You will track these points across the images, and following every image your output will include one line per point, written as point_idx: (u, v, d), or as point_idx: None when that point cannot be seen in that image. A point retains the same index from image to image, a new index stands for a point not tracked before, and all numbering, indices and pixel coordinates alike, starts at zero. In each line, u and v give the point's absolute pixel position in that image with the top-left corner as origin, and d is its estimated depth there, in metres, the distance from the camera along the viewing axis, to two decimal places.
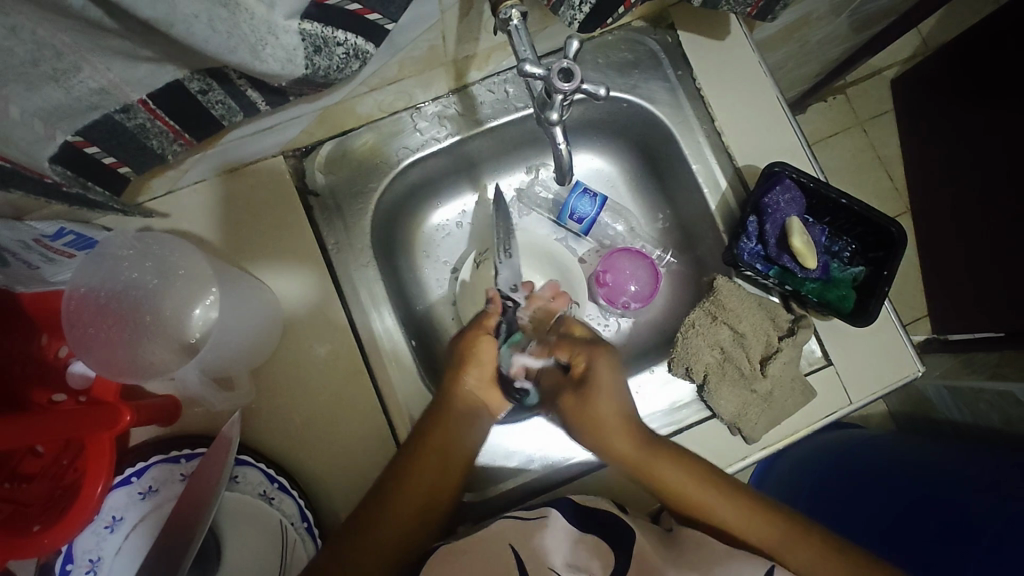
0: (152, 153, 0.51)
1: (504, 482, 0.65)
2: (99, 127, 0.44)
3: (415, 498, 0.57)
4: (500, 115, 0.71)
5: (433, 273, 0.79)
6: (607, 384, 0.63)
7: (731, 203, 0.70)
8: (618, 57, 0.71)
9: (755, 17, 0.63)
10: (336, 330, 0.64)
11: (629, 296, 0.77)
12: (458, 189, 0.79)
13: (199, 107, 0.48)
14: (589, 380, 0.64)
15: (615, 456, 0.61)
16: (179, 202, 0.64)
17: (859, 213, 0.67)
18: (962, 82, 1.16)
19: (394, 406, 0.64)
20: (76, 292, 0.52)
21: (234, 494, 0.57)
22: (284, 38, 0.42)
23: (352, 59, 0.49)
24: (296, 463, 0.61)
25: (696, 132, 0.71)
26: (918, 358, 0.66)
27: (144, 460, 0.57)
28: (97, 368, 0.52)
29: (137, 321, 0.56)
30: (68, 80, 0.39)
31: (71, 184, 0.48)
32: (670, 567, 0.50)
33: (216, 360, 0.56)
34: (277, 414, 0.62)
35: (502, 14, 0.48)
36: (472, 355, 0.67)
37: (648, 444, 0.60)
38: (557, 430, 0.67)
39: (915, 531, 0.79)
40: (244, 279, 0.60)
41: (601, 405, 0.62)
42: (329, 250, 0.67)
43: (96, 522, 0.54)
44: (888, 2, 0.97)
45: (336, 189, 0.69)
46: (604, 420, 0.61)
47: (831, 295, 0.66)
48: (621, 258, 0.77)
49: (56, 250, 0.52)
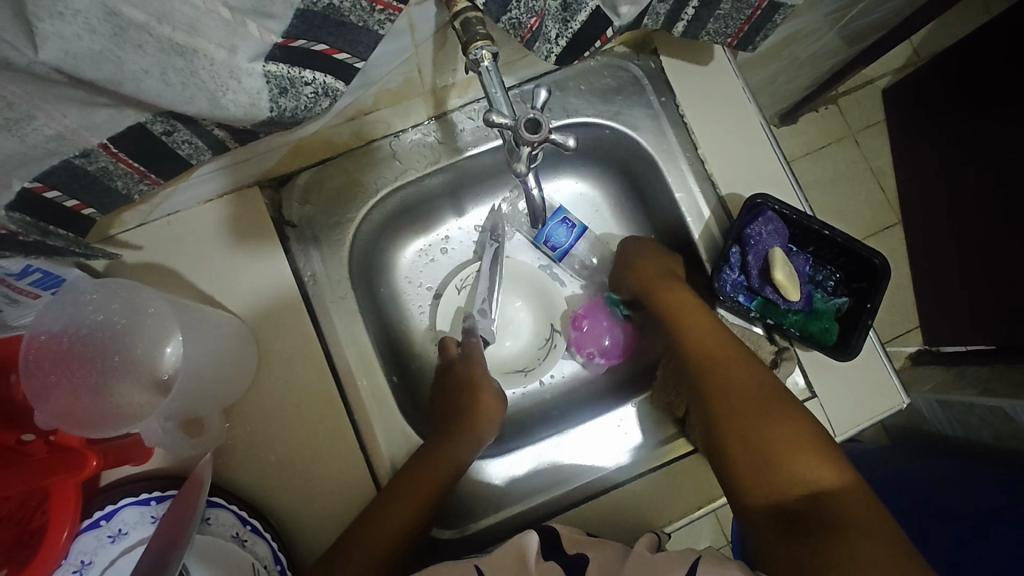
0: (117, 194, 0.50)
1: (487, 516, 0.64)
2: (58, 172, 0.43)
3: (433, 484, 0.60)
4: (481, 142, 0.70)
5: (415, 299, 0.78)
6: (651, 251, 0.72)
7: (715, 233, 0.69)
8: (601, 83, 0.70)
9: (736, 47, 0.62)
10: (314, 364, 0.63)
11: (598, 349, 0.76)
12: (440, 215, 0.78)
13: (165, 148, 0.47)
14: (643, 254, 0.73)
15: (638, 277, 0.71)
16: (152, 233, 0.63)
17: (841, 243, 0.66)
18: (954, 93, 1.15)
19: (373, 442, 0.63)
20: (36, 339, 0.50)
21: (205, 537, 0.55)
22: (248, 82, 0.40)
23: (321, 98, 0.48)
24: (270, 503, 0.60)
25: (679, 159, 0.70)
26: (903, 389, 0.66)
27: (113, 503, 0.55)
28: (53, 420, 0.49)
29: (104, 364, 0.53)
30: (22, 129, 0.38)
31: (28, 232, 0.46)
32: None
33: (184, 404, 0.55)
34: (249, 453, 0.61)
35: (472, 55, 0.46)
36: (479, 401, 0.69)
37: (664, 287, 0.68)
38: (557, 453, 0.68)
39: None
40: (210, 314, 0.60)
41: (643, 257, 0.71)
42: (306, 281, 0.66)
43: (63, 568, 0.52)
44: (876, 18, 0.97)
45: (314, 219, 0.67)
46: (642, 259, 0.71)
47: (813, 328, 0.65)
48: (603, 312, 0.77)
49: (21, 290, 0.51)
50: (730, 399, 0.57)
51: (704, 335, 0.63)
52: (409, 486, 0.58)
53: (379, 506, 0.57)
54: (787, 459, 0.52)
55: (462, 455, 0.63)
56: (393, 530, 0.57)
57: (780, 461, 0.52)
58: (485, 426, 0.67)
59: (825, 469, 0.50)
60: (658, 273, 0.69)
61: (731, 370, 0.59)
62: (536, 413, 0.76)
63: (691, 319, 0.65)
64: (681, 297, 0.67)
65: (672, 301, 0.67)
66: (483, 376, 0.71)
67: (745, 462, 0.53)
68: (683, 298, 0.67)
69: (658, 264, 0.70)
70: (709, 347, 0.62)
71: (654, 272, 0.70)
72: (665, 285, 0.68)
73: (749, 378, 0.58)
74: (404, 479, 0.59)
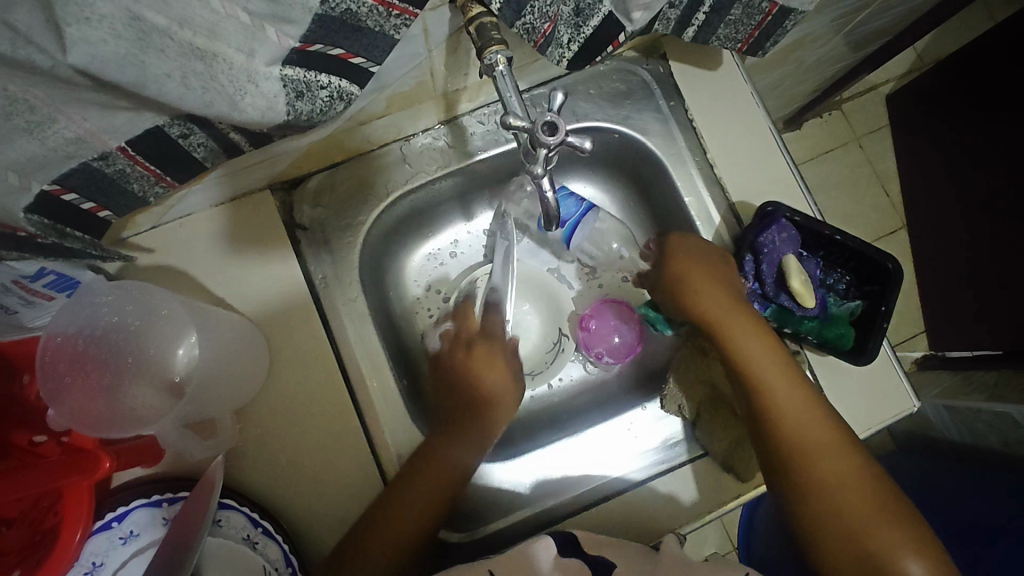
0: (133, 196, 0.51)
1: (497, 519, 0.64)
2: (76, 174, 0.44)
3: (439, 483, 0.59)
4: (490, 146, 0.70)
5: (424, 303, 0.78)
6: (710, 271, 0.65)
7: (725, 238, 0.69)
8: (611, 87, 0.71)
9: (746, 53, 0.62)
10: (325, 367, 0.63)
11: (605, 348, 0.76)
12: (449, 219, 0.78)
13: (181, 151, 0.47)
14: (680, 254, 0.67)
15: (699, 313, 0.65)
16: (166, 236, 0.63)
17: (854, 249, 0.66)
18: (960, 98, 1.15)
19: (383, 446, 0.63)
20: (51, 341, 0.50)
21: (216, 540, 0.55)
22: (265, 86, 0.41)
23: (337, 101, 0.48)
24: (281, 505, 0.60)
25: (688, 163, 0.70)
26: (914, 393, 0.65)
27: (124, 505, 0.55)
28: (65, 420, 0.49)
29: (118, 366, 0.54)
30: (43, 132, 0.38)
31: (47, 235, 0.47)
32: None
33: (197, 405, 0.55)
34: (260, 456, 0.61)
35: (486, 59, 0.46)
36: (482, 382, 0.68)
37: (738, 332, 0.62)
38: (566, 457, 0.68)
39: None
40: (224, 317, 0.60)
41: (688, 271, 0.66)
42: (317, 284, 0.66)
43: (74, 569, 0.53)
44: (881, 24, 0.97)
45: (325, 223, 0.68)
46: (695, 281, 0.65)
47: (829, 333, 0.64)
48: (608, 310, 0.78)
49: (36, 292, 0.51)
50: (823, 481, 0.55)
51: (778, 380, 0.59)
52: (413, 486, 0.58)
53: (385, 506, 0.57)
54: (884, 553, 0.51)
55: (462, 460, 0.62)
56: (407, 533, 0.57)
57: (882, 558, 0.51)
58: (489, 411, 0.66)
59: (906, 534, 0.52)
60: (717, 306, 0.64)
61: (804, 422, 0.57)
62: (544, 417, 0.76)
63: (758, 356, 0.61)
64: (762, 346, 0.62)
65: (753, 351, 0.61)
66: (495, 360, 0.70)
67: (840, 554, 0.53)
68: (764, 346, 0.61)
69: (716, 294, 0.65)
70: (802, 414, 0.58)
71: (722, 310, 0.64)
72: (734, 326, 0.63)
73: (844, 459, 0.56)
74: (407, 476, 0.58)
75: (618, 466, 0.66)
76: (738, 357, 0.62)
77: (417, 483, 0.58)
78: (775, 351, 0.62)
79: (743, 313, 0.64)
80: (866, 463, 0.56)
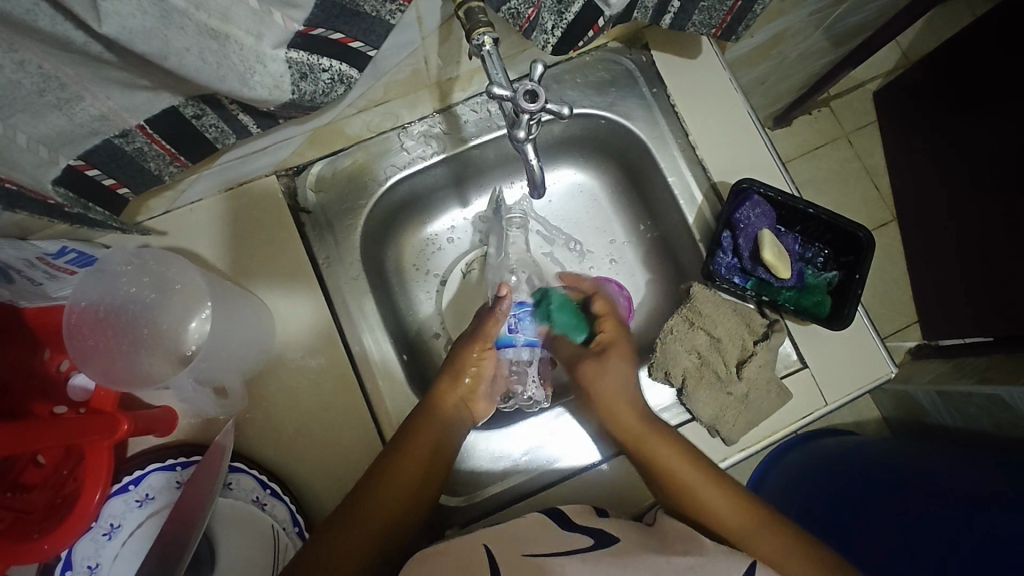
0: (149, 175, 0.54)
1: (493, 485, 0.67)
2: (99, 152, 0.47)
3: (411, 478, 0.59)
4: (483, 133, 0.74)
5: (423, 286, 0.82)
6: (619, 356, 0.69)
7: (707, 216, 0.73)
8: (595, 76, 0.75)
9: (720, 38, 0.66)
10: (328, 341, 0.66)
11: None
12: (445, 205, 0.82)
13: (195, 131, 0.51)
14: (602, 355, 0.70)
15: (618, 428, 0.65)
16: (176, 219, 0.67)
17: (827, 220, 0.70)
18: (943, 89, 1.20)
19: (384, 415, 0.66)
20: (76, 307, 0.55)
21: (227, 501, 0.59)
22: (272, 66, 0.45)
23: (337, 84, 0.52)
24: (287, 471, 0.63)
25: (671, 146, 0.74)
26: (892, 359, 0.68)
27: (140, 468, 0.59)
28: (96, 377, 0.54)
29: (134, 335, 0.58)
30: (71, 108, 0.42)
31: (73, 205, 0.51)
32: (646, 547, 0.51)
33: (210, 371, 0.59)
34: (266, 425, 0.64)
35: (475, 41, 0.50)
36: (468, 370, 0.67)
37: (654, 442, 0.62)
38: (567, 431, 0.69)
39: (911, 541, 0.77)
40: (238, 296, 0.64)
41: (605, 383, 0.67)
42: (320, 265, 0.70)
43: (94, 529, 0.56)
44: (861, 18, 1.01)
45: (327, 207, 0.72)
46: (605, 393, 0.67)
47: (807, 302, 0.68)
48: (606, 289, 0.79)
49: (58, 267, 0.55)
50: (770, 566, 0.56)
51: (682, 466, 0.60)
52: (398, 474, 0.59)
53: (367, 492, 0.58)
54: None
55: (442, 441, 0.62)
56: (375, 531, 0.57)
57: None
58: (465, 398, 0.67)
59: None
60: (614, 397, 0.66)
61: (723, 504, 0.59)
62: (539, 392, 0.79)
63: (659, 445, 0.62)
64: (677, 453, 0.61)
65: (669, 462, 0.61)
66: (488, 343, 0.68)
67: None
68: (679, 454, 0.61)
69: (619, 386, 0.67)
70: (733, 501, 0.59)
71: (634, 423, 0.64)
72: (650, 437, 0.62)
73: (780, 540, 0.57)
74: (382, 464, 0.60)
75: (592, 447, 0.69)
76: (659, 466, 0.61)
77: (390, 471, 0.59)
78: (689, 457, 0.62)
79: (653, 420, 0.64)
80: (776, 518, 0.59)
